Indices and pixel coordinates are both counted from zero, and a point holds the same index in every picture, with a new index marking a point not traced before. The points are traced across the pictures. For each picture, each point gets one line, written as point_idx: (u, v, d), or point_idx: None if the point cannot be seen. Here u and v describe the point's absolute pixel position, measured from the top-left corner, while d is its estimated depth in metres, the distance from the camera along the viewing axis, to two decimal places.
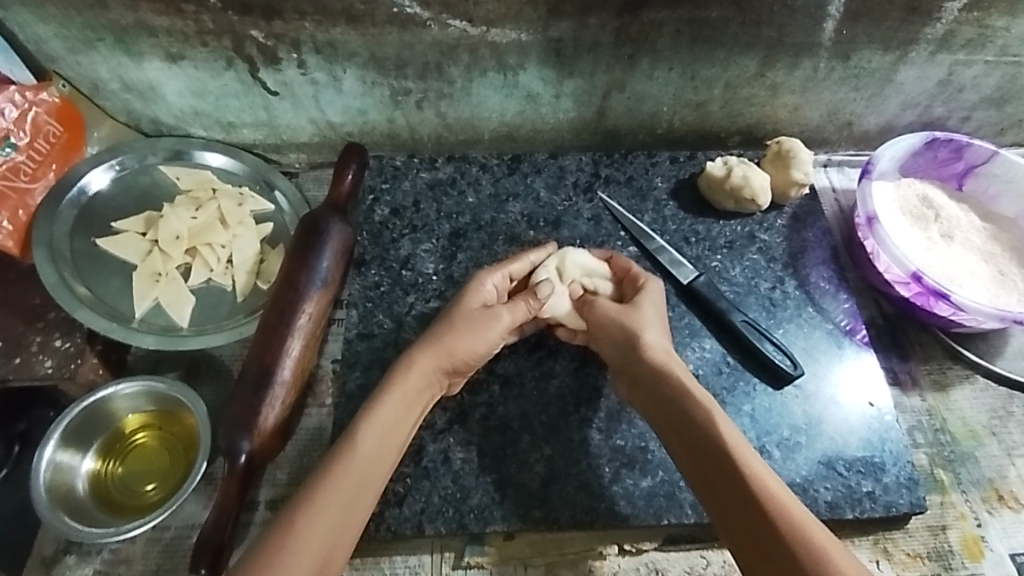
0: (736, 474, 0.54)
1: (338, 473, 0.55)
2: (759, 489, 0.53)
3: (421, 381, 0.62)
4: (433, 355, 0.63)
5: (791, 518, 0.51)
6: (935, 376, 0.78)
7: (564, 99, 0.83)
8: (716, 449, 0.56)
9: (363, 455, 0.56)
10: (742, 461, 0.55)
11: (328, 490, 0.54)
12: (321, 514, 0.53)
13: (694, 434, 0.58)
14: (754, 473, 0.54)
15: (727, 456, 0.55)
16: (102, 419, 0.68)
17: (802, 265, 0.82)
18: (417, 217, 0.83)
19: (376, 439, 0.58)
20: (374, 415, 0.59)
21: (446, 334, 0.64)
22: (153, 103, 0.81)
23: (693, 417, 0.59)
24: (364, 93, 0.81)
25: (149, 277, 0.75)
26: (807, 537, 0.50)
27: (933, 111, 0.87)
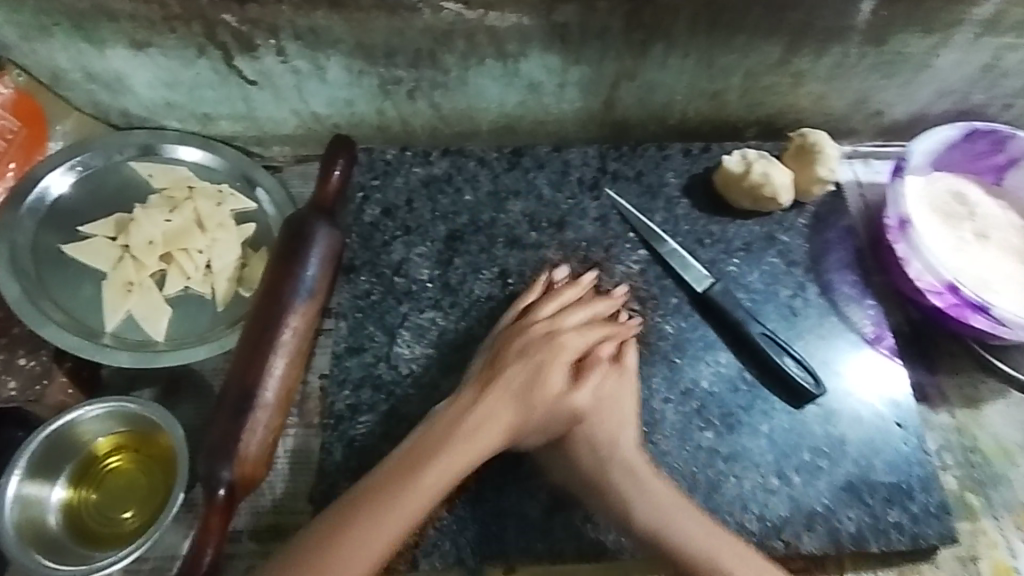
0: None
1: (393, 510, 0.54)
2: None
3: (433, 472, 0.56)
4: (504, 400, 0.60)
5: None
6: (965, 391, 0.73)
7: (569, 88, 0.76)
8: (672, 537, 0.56)
9: (415, 475, 0.56)
10: (708, 558, 0.55)
11: (384, 526, 0.54)
12: (360, 553, 0.53)
13: (656, 522, 0.56)
14: (717, 561, 0.54)
15: (693, 547, 0.55)
16: (71, 444, 0.64)
17: (824, 269, 0.76)
18: (410, 217, 0.77)
19: (437, 482, 0.56)
20: (444, 454, 0.57)
21: (534, 404, 0.61)
22: (122, 94, 0.75)
23: (661, 527, 0.56)
24: (352, 83, 0.74)
25: (120, 287, 0.70)
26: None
27: (971, 99, 0.80)
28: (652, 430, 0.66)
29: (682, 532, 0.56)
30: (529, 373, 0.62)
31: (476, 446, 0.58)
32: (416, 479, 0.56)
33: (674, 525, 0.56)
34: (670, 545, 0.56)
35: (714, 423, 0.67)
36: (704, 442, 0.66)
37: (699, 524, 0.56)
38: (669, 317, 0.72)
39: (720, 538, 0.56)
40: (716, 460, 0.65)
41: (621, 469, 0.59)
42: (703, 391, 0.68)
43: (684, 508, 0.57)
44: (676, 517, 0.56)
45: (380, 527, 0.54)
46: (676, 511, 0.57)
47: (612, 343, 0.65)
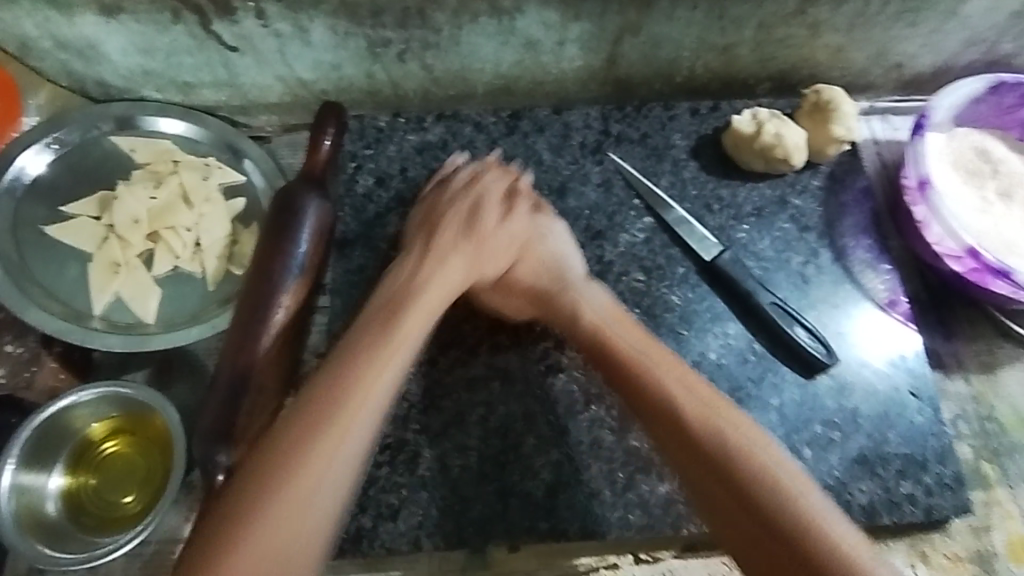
0: (704, 449, 0.52)
1: (322, 431, 0.50)
2: (731, 449, 0.52)
3: (408, 338, 0.56)
4: (458, 246, 0.63)
5: (726, 444, 0.52)
6: (983, 358, 0.70)
7: (569, 45, 0.72)
8: (695, 430, 0.53)
9: (329, 395, 0.52)
10: (700, 399, 0.55)
11: (296, 457, 0.49)
12: (319, 467, 0.49)
13: (681, 391, 0.55)
14: (761, 462, 0.51)
15: (718, 447, 0.52)
16: (64, 431, 0.63)
17: (839, 234, 0.73)
18: (405, 187, 0.73)
19: (364, 415, 0.52)
20: (345, 361, 0.54)
21: (387, 342, 0.55)
22: (97, 63, 0.71)
23: (641, 372, 0.56)
24: (337, 46, 0.70)
25: (107, 268, 0.68)
26: (769, 469, 0.51)
27: (1000, 49, 0.75)
28: None
29: (683, 396, 0.55)
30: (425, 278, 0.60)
31: (415, 332, 0.57)
32: (331, 427, 0.51)
33: (669, 407, 0.54)
34: (696, 410, 0.54)
35: (723, 397, 0.65)
36: None
37: (688, 390, 0.55)
38: (676, 288, 0.69)
39: (739, 423, 0.53)
40: None
41: (597, 314, 0.61)
42: (712, 363, 0.66)
43: (674, 364, 0.57)
44: (677, 390, 0.55)
45: (381, 383, 0.53)
46: (665, 381, 0.56)
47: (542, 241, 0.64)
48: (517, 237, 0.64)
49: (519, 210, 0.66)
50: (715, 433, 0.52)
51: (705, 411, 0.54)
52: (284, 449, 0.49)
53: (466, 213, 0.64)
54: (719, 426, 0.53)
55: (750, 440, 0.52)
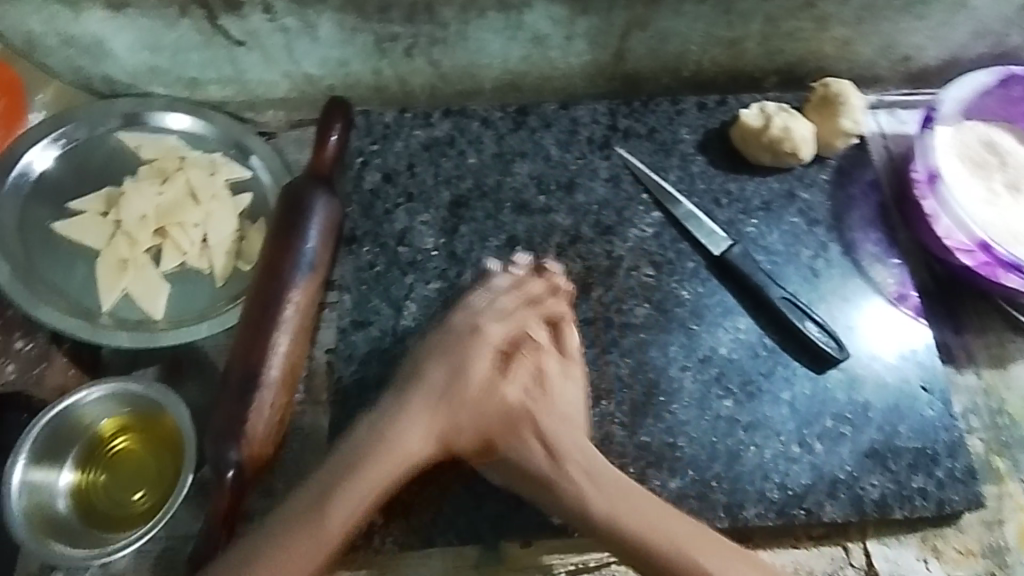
0: (653, 568, 0.51)
1: (378, 458, 0.54)
2: (692, 570, 0.51)
3: (403, 448, 0.54)
4: (458, 403, 0.56)
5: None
6: (993, 351, 0.70)
7: (577, 40, 0.72)
8: (656, 554, 0.51)
9: (411, 450, 0.55)
10: (665, 532, 0.52)
11: (355, 477, 0.53)
12: (294, 569, 0.50)
13: (651, 525, 0.52)
14: (688, 556, 0.51)
15: (638, 535, 0.52)
16: (73, 429, 0.62)
17: (848, 228, 0.73)
18: (412, 183, 0.73)
19: (400, 456, 0.54)
20: (409, 408, 0.55)
21: (412, 397, 0.56)
22: (103, 60, 0.71)
23: (621, 528, 0.52)
24: (344, 41, 0.70)
25: (114, 265, 0.68)
26: None
27: (1008, 41, 0.75)
28: (669, 399, 0.64)
29: (655, 528, 0.52)
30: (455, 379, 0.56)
31: (391, 463, 0.54)
32: (371, 460, 0.53)
33: (587, 502, 0.53)
34: (666, 543, 0.51)
35: (733, 391, 0.65)
36: (723, 410, 0.64)
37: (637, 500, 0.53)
38: (685, 283, 0.69)
39: (708, 552, 0.51)
40: (736, 428, 0.63)
41: (613, 486, 0.54)
42: (722, 357, 0.66)
43: (670, 515, 0.53)
44: (647, 518, 0.52)
45: (354, 493, 0.52)
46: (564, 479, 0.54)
47: (570, 332, 0.61)
48: (513, 328, 0.59)
49: (539, 325, 0.60)
50: (664, 531, 0.52)
51: (689, 557, 0.51)
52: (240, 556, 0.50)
53: (473, 309, 0.59)
54: (661, 527, 0.52)
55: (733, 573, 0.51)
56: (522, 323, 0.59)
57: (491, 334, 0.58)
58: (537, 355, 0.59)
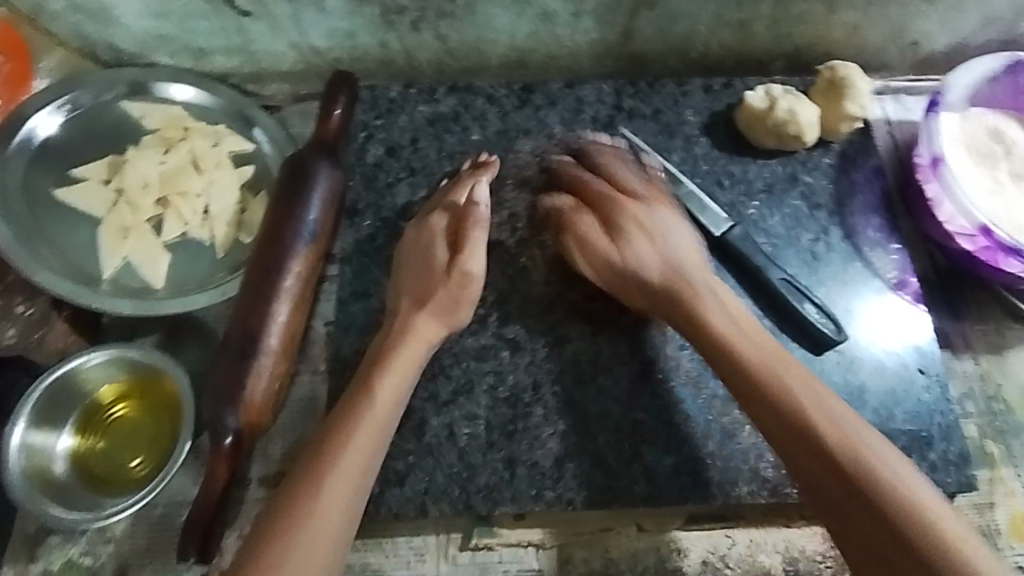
0: (853, 470, 0.52)
1: (355, 433, 0.55)
2: (874, 484, 0.51)
3: (417, 342, 0.60)
4: (583, 248, 0.65)
5: (885, 488, 0.51)
6: (991, 339, 0.70)
7: (585, 17, 0.71)
8: (826, 442, 0.53)
9: (380, 420, 0.56)
10: (843, 430, 0.54)
11: (345, 460, 0.54)
12: (327, 510, 0.52)
13: (821, 415, 0.54)
14: (860, 458, 0.52)
15: (809, 417, 0.54)
16: (73, 393, 0.63)
17: (849, 213, 0.73)
18: (415, 158, 0.73)
19: (671, 315, 0.62)
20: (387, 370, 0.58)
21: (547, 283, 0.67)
22: (109, 26, 0.70)
23: (814, 424, 0.54)
24: (352, 13, 0.69)
25: (117, 232, 0.68)
26: (920, 509, 0.50)
27: (1017, 29, 0.75)
28: (667, 377, 0.64)
29: (813, 411, 0.54)
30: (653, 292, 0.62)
31: (399, 365, 0.58)
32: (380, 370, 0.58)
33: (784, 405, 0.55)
34: (844, 441, 0.53)
35: None
36: (719, 390, 0.64)
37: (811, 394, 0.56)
38: None
39: (846, 427, 0.54)
40: (732, 408, 0.64)
41: (734, 325, 0.59)
42: None
43: (836, 409, 0.55)
44: (806, 399, 0.55)
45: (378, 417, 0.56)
46: (783, 381, 0.56)
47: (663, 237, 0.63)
48: (608, 204, 0.66)
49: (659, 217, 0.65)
50: (840, 428, 0.54)
51: (852, 449, 0.53)
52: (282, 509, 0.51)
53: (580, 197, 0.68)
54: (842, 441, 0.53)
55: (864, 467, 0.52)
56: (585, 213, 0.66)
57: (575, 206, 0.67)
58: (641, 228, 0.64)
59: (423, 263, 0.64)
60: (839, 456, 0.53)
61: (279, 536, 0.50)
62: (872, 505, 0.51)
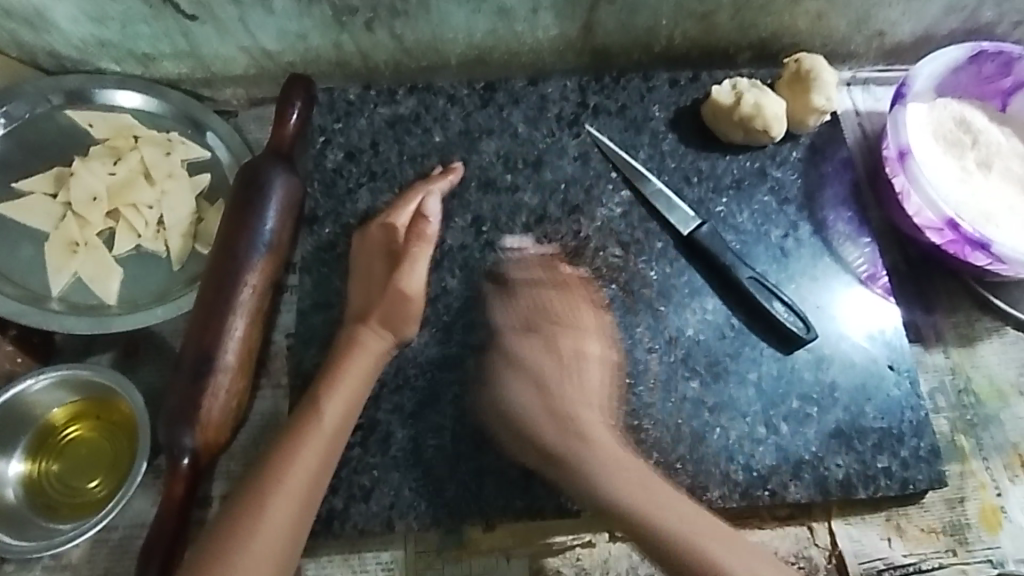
0: (650, 539, 0.53)
1: (303, 449, 0.54)
2: (687, 547, 0.52)
3: (367, 356, 0.59)
4: (523, 377, 0.60)
5: (674, 560, 0.52)
6: (961, 331, 0.70)
7: (543, 13, 0.69)
8: (625, 511, 0.54)
9: (329, 435, 0.55)
10: (633, 517, 0.53)
11: (291, 476, 0.53)
12: (278, 516, 0.51)
13: (631, 509, 0.54)
14: (690, 538, 0.52)
15: (677, 533, 0.53)
16: (22, 417, 0.61)
17: (818, 206, 0.72)
18: (376, 162, 0.71)
19: (593, 415, 0.58)
20: (336, 384, 0.57)
21: (547, 393, 0.58)
22: (47, 33, 0.67)
23: (641, 518, 0.53)
24: (301, 14, 0.67)
25: (65, 248, 0.66)
26: (677, 534, 0.53)
27: (982, 16, 0.74)
28: (635, 381, 0.63)
29: (606, 484, 0.55)
30: (557, 362, 0.59)
31: (351, 372, 0.58)
32: (330, 379, 0.58)
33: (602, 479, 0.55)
34: (686, 536, 0.52)
35: (700, 371, 0.64)
36: (689, 392, 0.63)
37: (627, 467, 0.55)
38: (654, 263, 0.68)
39: (658, 494, 0.54)
40: (702, 410, 0.63)
41: (559, 426, 0.57)
42: (690, 339, 0.65)
43: (656, 488, 0.55)
44: (611, 487, 0.55)
45: (332, 426, 0.56)
46: (586, 445, 0.56)
47: (595, 369, 0.60)
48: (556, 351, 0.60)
49: (553, 298, 0.62)
50: (676, 515, 0.53)
51: (643, 517, 0.53)
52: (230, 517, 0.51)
53: (529, 318, 0.62)
54: (666, 521, 0.53)
55: (699, 524, 0.53)
56: (504, 309, 0.64)
57: (522, 322, 0.62)
58: (536, 340, 0.61)
59: (373, 278, 0.62)
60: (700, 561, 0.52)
61: (223, 556, 0.49)
62: (672, 567, 0.52)
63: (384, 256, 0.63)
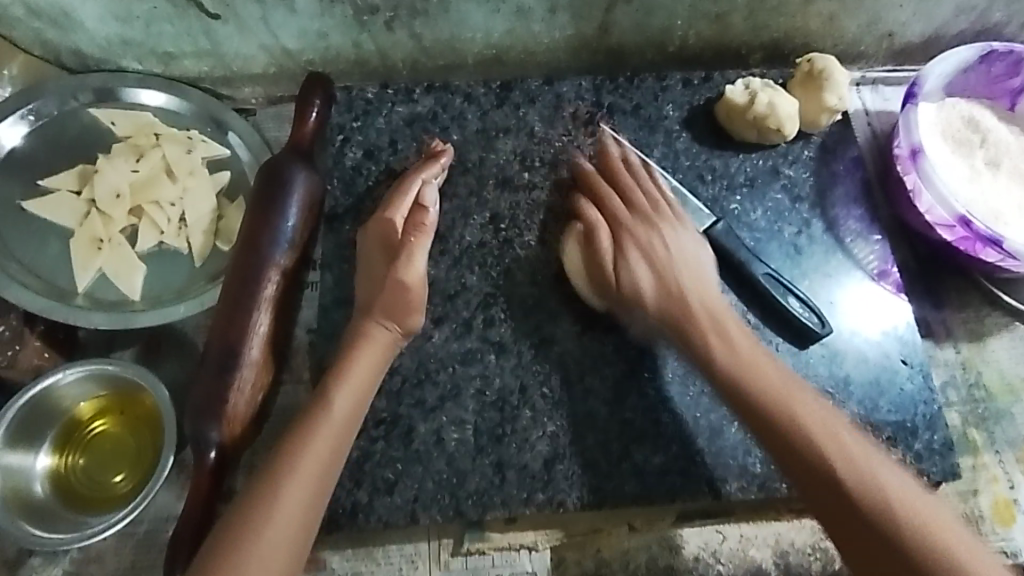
0: (782, 427, 0.54)
1: (313, 441, 0.55)
2: (806, 424, 0.53)
3: (377, 348, 0.60)
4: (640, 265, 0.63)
5: (793, 424, 0.54)
6: (971, 326, 0.71)
7: (561, 13, 0.71)
8: (749, 387, 0.56)
9: (340, 426, 0.56)
10: (771, 380, 0.56)
11: (303, 466, 0.54)
12: (290, 508, 0.52)
13: (757, 392, 0.55)
14: (794, 420, 0.54)
15: (807, 425, 0.53)
16: (50, 411, 0.61)
17: (830, 204, 0.73)
18: (394, 160, 0.72)
19: (706, 302, 0.61)
20: (346, 377, 0.58)
21: (665, 274, 0.62)
22: (72, 32, 0.68)
23: (737, 378, 0.57)
24: (322, 13, 0.68)
25: (89, 244, 0.66)
26: (809, 417, 0.54)
27: (990, 17, 0.75)
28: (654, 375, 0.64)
29: (768, 375, 0.56)
30: (614, 245, 0.64)
31: (362, 363, 0.59)
32: (340, 372, 0.58)
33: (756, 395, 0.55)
34: (775, 395, 0.55)
35: None
36: None
37: (809, 412, 0.54)
38: None
39: (765, 362, 0.57)
40: None
41: (656, 283, 0.62)
42: None
43: (803, 397, 0.55)
44: (775, 378, 0.56)
45: (342, 418, 0.56)
46: (714, 334, 0.59)
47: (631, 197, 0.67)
48: (615, 230, 0.65)
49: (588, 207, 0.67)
50: (757, 379, 0.56)
51: (783, 394, 0.55)
52: (242, 508, 0.52)
53: (579, 235, 0.66)
54: (876, 480, 0.51)
55: (828, 425, 0.53)
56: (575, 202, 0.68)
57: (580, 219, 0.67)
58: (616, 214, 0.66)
59: (372, 272, 0.62)
60: (816, 450, 0.52)
61: (233, 544, 0.50)
62: (846, 496, 0.50)
63: (382, 248, 0.63)
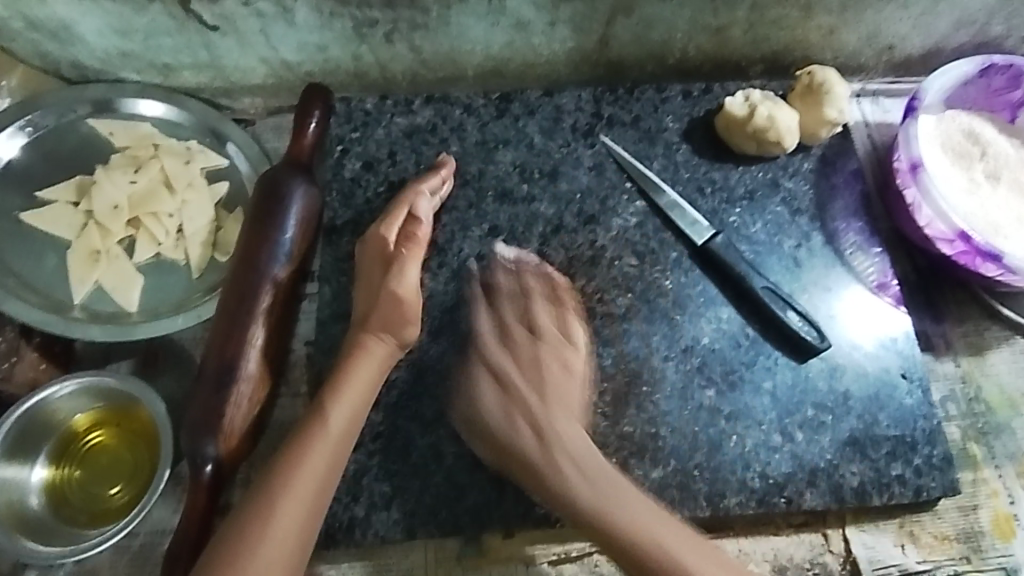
0: (608, 538, 0.54)
1: (310, 456, 0.54)
2: (643, 539, 0.53)
3: (374, 361, 0.59)
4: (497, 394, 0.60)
5: (644, 539, 0.53)
6: (970, 339, 0.71)
7: (560, 26, 0.70)
8: (617, 520, 0.54)
9: (336, 441, 0.55)
10: (620, 489, 0.56)
11: (298, 481, 0.53)
12: (286, 525, 0.52)
13: (573, 516, 0.55)
14: (657, 534, 0.54)
15: (649, 548, 0.53)
16: (46, 424, 0.61)
17: (830, 217, 0.73)
18: (394, 172, 0.72)
19: (563, 400, 0.60)
20: (343, 390, 0.58)
21: (523, 361, 0.61)
22: (71, 44, 0.68)
23: (593, 524, 0.55)
24: (322, 26, 0.68)
25: (87, 256, 0.66)
26: (655, 536, 0.54)
27: (990, 30, 0.75)
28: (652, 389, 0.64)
29: (591, 506, 0.55)
30: (518, 363, 0.61)
31: (359, 376, 0.58)
32: (337, 385, 0.58)
33: (609, 509, 0.55)
34: (593, 517, 0.55)
35: (716, 380, 0.65)
36: (706, 400, 0.64)
37: (639, 503, 0.55)
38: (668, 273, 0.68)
39: (625, 493, 0.56)
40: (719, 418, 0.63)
41: (589, 444, 0.60)
42: (705, 348, 0.66)
43: (640, 535, 0.54)
44: (602, 502, 0.55)
45: (339, 432, 0.56)
46: (555, 470, 0.56)
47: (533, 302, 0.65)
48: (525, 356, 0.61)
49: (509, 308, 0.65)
50: (618, 508, 0.55)
51: (602, 508, 0.55)
52: (238, 524, 0.51)
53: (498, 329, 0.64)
54: (707, 565, 0.53)
55: (678, 535, 0.54)
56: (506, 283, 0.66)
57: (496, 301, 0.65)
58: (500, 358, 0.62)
59: (370, 282, 0.62)
60: (655, 553, 0.53)
61: (227, 561, 0.50)
62: None
63: (382, 261, 0.62)
